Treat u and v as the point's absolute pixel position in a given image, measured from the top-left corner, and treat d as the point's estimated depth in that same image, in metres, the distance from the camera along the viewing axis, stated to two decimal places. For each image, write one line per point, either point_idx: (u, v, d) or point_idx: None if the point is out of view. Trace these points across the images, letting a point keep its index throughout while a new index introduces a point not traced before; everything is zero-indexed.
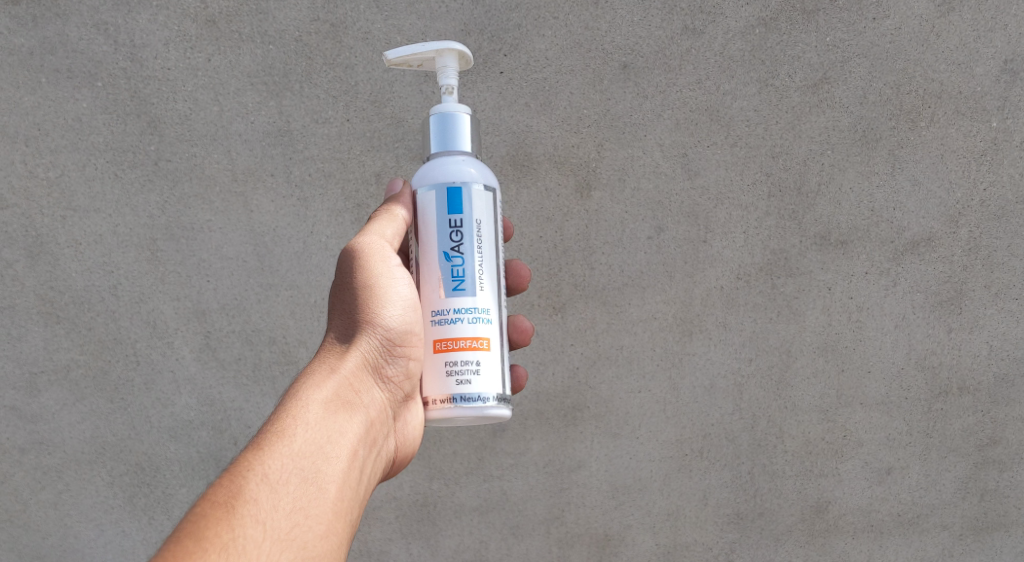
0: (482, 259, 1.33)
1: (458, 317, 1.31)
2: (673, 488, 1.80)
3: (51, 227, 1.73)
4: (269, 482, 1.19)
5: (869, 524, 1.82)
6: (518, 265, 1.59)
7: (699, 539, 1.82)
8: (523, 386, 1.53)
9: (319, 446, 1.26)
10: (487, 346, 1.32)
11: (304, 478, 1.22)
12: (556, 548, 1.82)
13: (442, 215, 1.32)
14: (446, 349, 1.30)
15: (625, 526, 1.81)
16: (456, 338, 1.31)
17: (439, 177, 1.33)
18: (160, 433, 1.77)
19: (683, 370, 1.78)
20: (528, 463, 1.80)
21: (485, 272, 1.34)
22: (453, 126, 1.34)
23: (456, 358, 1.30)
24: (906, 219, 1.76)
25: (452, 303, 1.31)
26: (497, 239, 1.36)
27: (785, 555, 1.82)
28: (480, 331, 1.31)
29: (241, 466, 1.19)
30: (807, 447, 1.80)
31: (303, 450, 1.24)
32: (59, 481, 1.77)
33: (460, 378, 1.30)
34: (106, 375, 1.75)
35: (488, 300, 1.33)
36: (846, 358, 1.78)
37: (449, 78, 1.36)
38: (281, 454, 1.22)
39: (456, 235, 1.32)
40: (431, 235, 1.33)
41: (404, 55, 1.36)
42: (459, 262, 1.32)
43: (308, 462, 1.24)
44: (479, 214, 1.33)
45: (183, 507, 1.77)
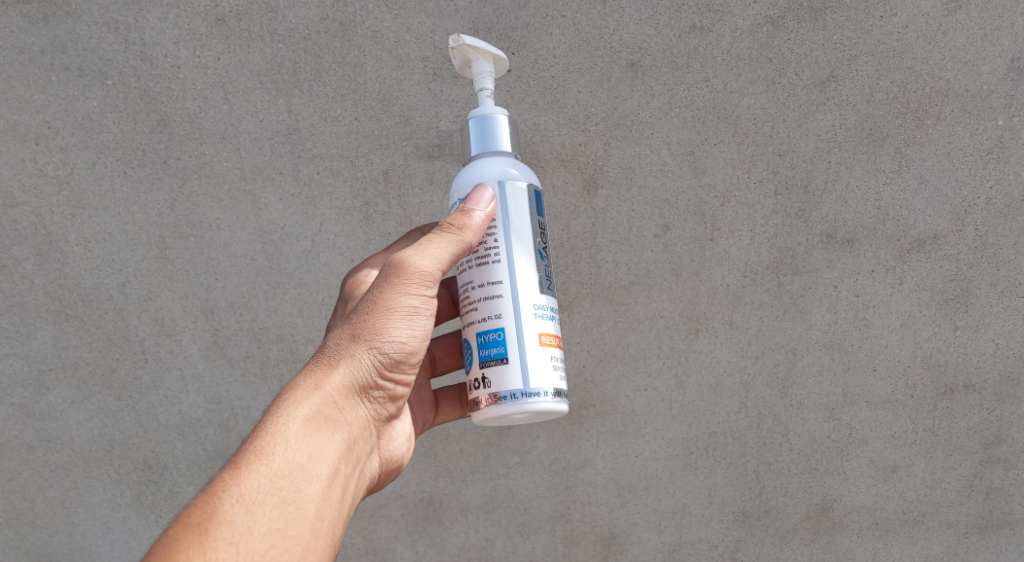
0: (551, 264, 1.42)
1: (552, 313, 1.36)
2: (678, 486, 1.81)
3: (61, 225, 1.74)
4: (245, 503, 1.23)
5: (874, 522, 1.82)
6: None
7: (704, 537, 1.82)
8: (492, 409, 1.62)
9: (299, 465, 1.28)
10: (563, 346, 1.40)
11: (281, 498, 1.26)
12: (562, 546, 1.82)
13: (531, 218, 1.37)
14: (549, 342, 1.35)
15: (631, 524, 1.82)
16: (551, 334, 1.36)
17: (521, 178, 1.37)
18: (167, 431, 1.77)
19: (690, 368, 1.78)
20: (534, 461, 1.80)
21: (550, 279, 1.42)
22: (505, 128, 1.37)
23: (552, 352, 1.35)
24: (912, 217, 1.76)
25: (548, 299, 1.36)
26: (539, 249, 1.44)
27: (790, 553, 1.82)
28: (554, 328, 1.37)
29: (216, 487, 1.23)
30: (813, 446, 1.80)
31: (283, 470, 1.27)
32: (67, 479, 1.78)
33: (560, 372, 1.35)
34: (114, 372, 1.76)
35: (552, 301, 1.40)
36: (852, 356, 1.79)
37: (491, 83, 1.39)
38: (259, 474, 1.25)
39: (543, 236, 1.38)
40: (528, 232, 1.36)
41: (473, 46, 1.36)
42: (549, 262, 1.38)
43: (287, 482, 1.27)
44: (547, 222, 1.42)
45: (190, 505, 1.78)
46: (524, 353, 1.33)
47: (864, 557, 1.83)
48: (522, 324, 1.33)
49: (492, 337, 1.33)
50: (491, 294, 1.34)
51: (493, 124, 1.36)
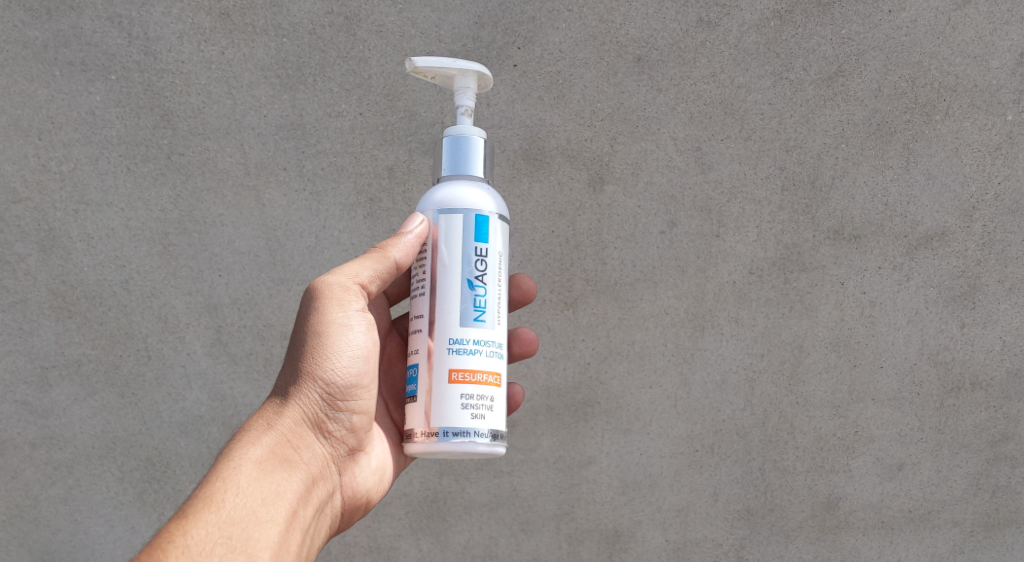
0: (501, 293, 1.33)
1: (472, 349, 1.29)
2: (683, 484, 1.80)
3: (64, 221, 1.73)
4: (192, 554, 1.21)
5: (880, 520, 1.80)
6: (523, 278, 1.58)
7: (709, 536, 1.80)
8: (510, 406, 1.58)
9: (250, 511, 1.27)
10: (498, 382, 1.31)
11: (231, 547, 1.24)
12: (566, 545, 1.80)
13: (470, 242, 1.31)
14: (460, 380, 1.28)
15: (635, 523, 1.80)
16: (473, 371, 1.29)
17: (461, 204, 1.31)
18: (171, 429, 1.76)
19: (695, 365, 1.78)
20: (538, 459, 1.80)
21: (501, 307, 1.33)
22: (466, 150, 1.33)
23: (472, 391, 1.28)
24: (920, 213, 1.75)
25: (469, 333, 1.29)
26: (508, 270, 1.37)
27: (796, 552, 1.81)
28: (494, 365, 1.31)
29: (160, 539, 1.21)
30: (818, 443, 1.79)
31: (232, 517, 1.25)
32: (70, 477, 1.77)
33: (474, 413, 1.28)
34: (118, 370, 1.75)
35: (502, 334, 1.33)
36: (858, 353, 1.78)
37: (467, 99, 1.35)
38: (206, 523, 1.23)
39: (481, 263, 1.31)
40: (454, 261, 1.31)
41: (430, 66, 1.33)
42: (481, 292, 1.31)
43: (237, 529, 1.25)
44: (500, 246, 1.33)
45: None
46: (439, 393, 1.28)
47: (870, 556, 1.80)
48: (440, 359, 1.29)
49: (411, 373, 1.32)
50: (417, 328, 1.33)
51: (472, 147, 1.33)
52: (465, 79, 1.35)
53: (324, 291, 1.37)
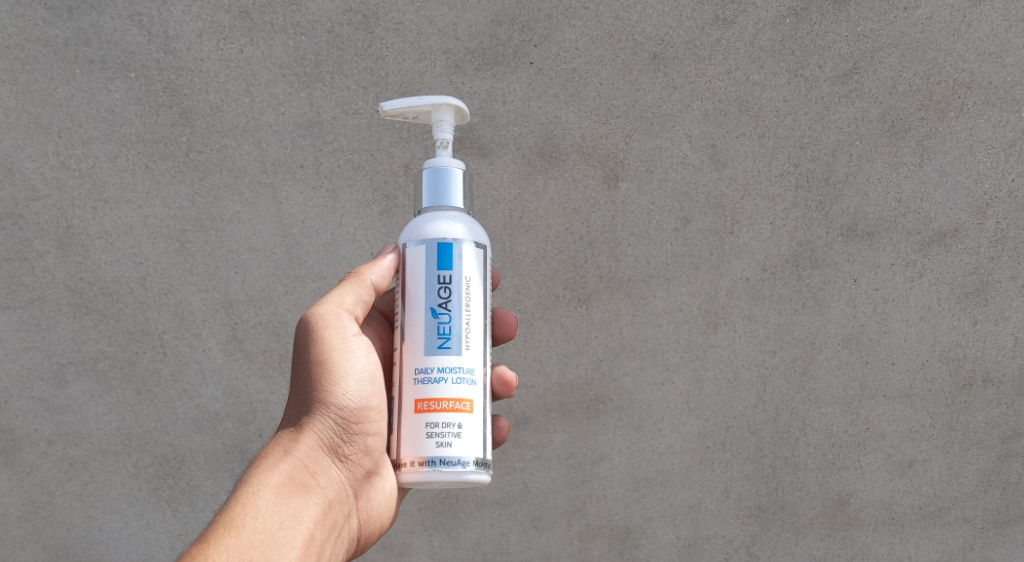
0: (470, 317, 1.34)
1: (441, 376, 1.31)
2: (694, 480, 1.80)
3: (82, 218, 1.74)
4: None
5: (890, 516, 1.81)
6: (506, 313, 1.57)
7: (720, 532, 1.81)
8: (505, 437, 1.55)
9: (268, 536, 1.29)
10: (470, 409, 1.31)
11: None
12: (577, 541, 1.81)
13: (432, 271, 1.33)
14: (428, 409, 1.30)
15: (646, 519, 1.81)
16: (437, 399, 1.30)
17: (429, 234, 1.34)
18: (186, 425, 1.77)
19: (707, 361, 1.78)
20: (551, 455, 1.80)
21: (467, 332, 1.33)
22: (446, 181, 1.36)
23: (437, 419, 1.30)
24: (933, 210, 1.76)
25: (436, 361, 1.31)
26: (485, 294, 1.37)
27: (806, 548, 1.81)
28: (463, 392, 1.31)
29: None
30: (830, 440, 1.80)
31: (252, 541, 1.27)
32: (86, 473, 1.77)
33: (441, 441, 1.29)
34: (134, 366, 1.76)
35: (474, 359, 1.33)
36: (870, 350, 1.79)
37: (445, 132, 1.39)
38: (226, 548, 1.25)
39: (445, 291, 1.33)
40: (419, 291, 1.34)
41: (402, 107, 1.38)
42: (446, 319, 1.32)
43: (257, 553, 1.27)
44: (469, 272, 1.34)
45: (208, 498, 1.77)
46: (412, 424, 1.31)
47: (880, 552, 1.81)
48: (411, 390, 1.32)
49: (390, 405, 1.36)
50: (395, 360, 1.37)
51: (452, 178, 1.36)
52: (442, 113, 1.39)
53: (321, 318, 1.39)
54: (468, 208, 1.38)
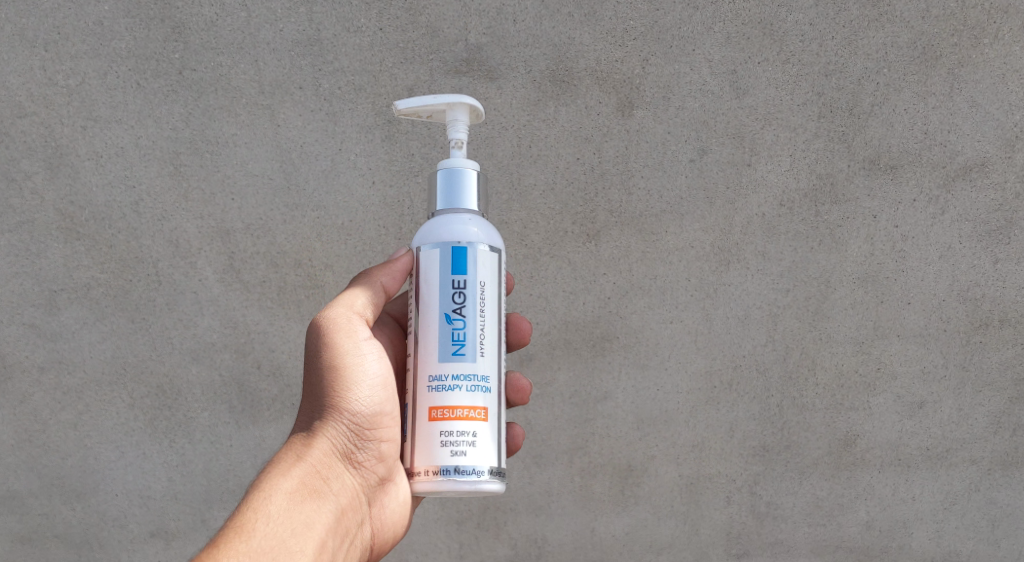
0: (484, 323, 1.35)
1: (455, 384, 1.32)
2: (699, 419, 1.77)
3: (71, 138, 1.67)
4: None
5: (897, 457, 1.78)
6: (519, 320, 1.55)
7: (722, 470, 1.78)
8: (519, 443, 1.58)
9: (280, 542, 1.31)
10: (484, 417, 1.32)
11: None
12: (578, 478, 1.78)
13: (446, 275, 1.34)
14: (442, 417, 1.31)
15: (649, 457, 1.78)
16: (453, 407, 1.31)
17: (445, 236, 1.35)
18: (182, 355, 1.73)
19: (718, 300, 1.74)
20: (554, 393, 1.76)
21: (481, 339, 1.34)
22: (459, 183, 1.37)
23: (451, 427, 1.31)
24: (961, 143, 1.69)
25: (450, 368, 1.32)
26: (499, 300, 1.38)
27: (810, 488, 1.79)
28: (477, 400, 1.32)
29: None
30: (839, 380, 1.76)
31: (263, 547, 1.29)
32: (80, 401, 1.73)
33: (455, 450, 1.30)
34: (128, 294, 1.71)
35: (487, 366, 1.34)
36: (886, 289, 1.74)
37: (459, 132, 1.38)
38: (238, 552, 1.27)
39: (459, 295, 1.34)
40: (434, 295, 1.35)
41: (415, 106, 1.38)
42: (460, 325, 1.33)
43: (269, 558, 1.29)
44: (483, 276, 1.35)
45: (206, 429, 1.74)
46: (426, 433, 1.32)
47: (885, 492, 1.79)
48: (425, 398, 1.32)
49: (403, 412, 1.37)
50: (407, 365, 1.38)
51: (465, 180, 1.36)
52: (456, 112, 1.38)
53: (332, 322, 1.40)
54: (481, 210, 1.39)
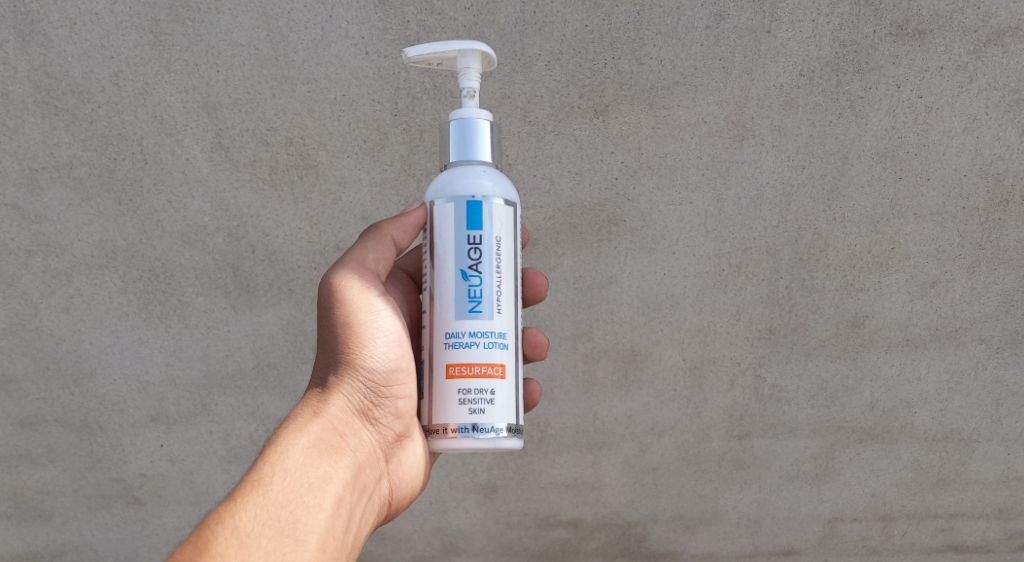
0: (498, 279, 1.48)
1: (473, 342, 1.45)
2: (706, 304, 1.98)
3: (45, 6, 1.80)
4: (238, 536, 1.39)
5: (905, 338, 2.00)
6: (535, 275, 1.76)
7: (727, 355, 2.00)
8: (535, 399, 1.76)
9: (299, 492, 1.48)
10: (501, 375, 1.46)
11: (277, 530, 1.43)
12: (582, 362, 2.01)
13: (462, 231, 1.47)
14: (461, 376, 1.44)
15: (653, 343, 2.00)
16: (469, 364, 1.44)
17: (460, 192, 1.47)
18: (172, 238, 1.91)
19: (728, 180, 1.91)
20: (559, 278, 1.96)
21: (496, 296, 1.47)
22: (472, 133, 1.49)
23: (470, 387, 1.44)
24: (994, 5, 1.82)
25: (468, 328, 1.45)
26: (513, 252, 1.51)
27: (814, 369, 2.02)
28: (494, 358, 1.45)
29: (211, 522, 1.40)
30: (851, 261, 1.95)
31: (279, 502, 1.45)
32: (70, 285, 1.93)
33: (474, 408, 1.44)
34: (112, 173, 1.87)
35: (503, 323, 1.47)
36: (907, 164, 1.90)
37: (470, 79, 1.50)
38: (257, 503, 1.44)
39: (475, 252, 1.47)
40: (451, 253, 1.47)
41: (426, 54, 1.50)
42: (476, 282, 1.46)
43: (285, 513, 1.45)
44: (497, 231, 1.48)
45: (217, 310, 1.95)
46: (446, 392, 1.45)
47: (890, 370, 2.02)
48: (444, 355, 1.46)
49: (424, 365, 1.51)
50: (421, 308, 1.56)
51: (479, 130, 1.48)
52: (469, 59, 1.50)
53: (340, 282, 1.55)
54: (494, 161, 1.51)
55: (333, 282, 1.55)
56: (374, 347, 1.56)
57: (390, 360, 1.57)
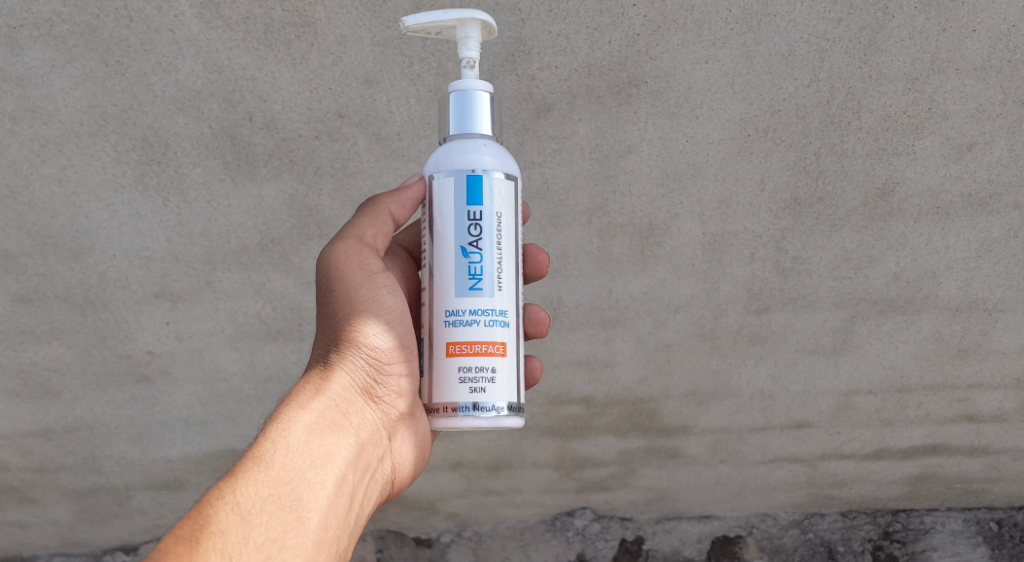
0: (495, 260, 2.04)
1: (474, 319, 2.01)
2: (733, 171, 2.41)
3: None
4: (240, 511, 1.85)
5: (937, 205, 2.44)
6: (537, 252, 2.30)
7: (751, 230, 2.49)
8: (536, 377, 2.40)
9: (299, 471, 1.94)
10: (501, 352, 2.02)
11: (277, 508, 1.88)
12: (598, 238, 2.52)
13: (464, 206, 2.02)
14: (461, 355, 2.01)
15: (672, 218, 2.48)
16: (468, 345, 2.00)
17: (460, 166, 2.02)
18: (165, 104, 2.27)
19: (760, 35, 2.24)
20: (572, 148, 2.38)
21: (491, 274, 2.02)
22: (472, 103, 2.02)
23: (470, 368, 2.00)
24: None
25: (469, 308, 2.01)
26: (509, 228, 2.06)
27: (840, 239, 2.50)
28: (495, 337, 2.02)
29: (216, 494, 1.86)
30: (886, 122, 2.33)
31: (281, 479, 1.91)
32: (62, 156, 2.32)
33: (476, 388, 1.99)
34: (96, 33, 2.20)
35: (502, 300, 2.04)
36: (952, 18, 2.20)
37: (468, 49, 2.01)
38: (260, 478, 1.90)
39: (474, 230, 2.02)
40: (455, 233, 2.03)
41: (421, 24, 1.98)
42: (476, 259, 2.02)
43: (286, 489, 1.91)
44: (497, 208, 2.04)
45: (217, 162, 2.35)
46: (452, 359, 2.01)
47: (920, 234, 2.48)
48: (447, 332, 2.01)
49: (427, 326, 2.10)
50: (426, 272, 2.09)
51: (477, 101, 2.02)
52: (469, 28, 2.01)
53: (336, 256, 2.10)
54: (493, 137, 2.06)
55: (331, 257, 2.10)
56: (372, 334, 2.09)
57: (390, 352, 2.09)
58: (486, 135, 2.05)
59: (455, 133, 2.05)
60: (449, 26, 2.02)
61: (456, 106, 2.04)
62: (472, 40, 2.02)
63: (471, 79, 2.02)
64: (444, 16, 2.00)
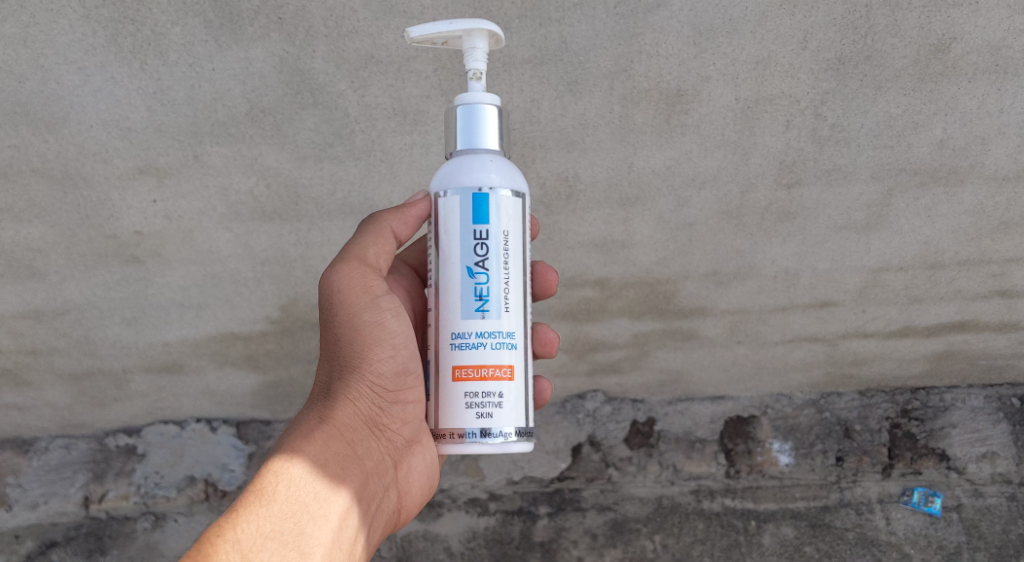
0: (501, 284, 2.15)
1: (481, 343, 2.13)
2: (773, 26, 2.23)
3: None
4: (243, 546, 2.01)
5: (994, 63, 2.27)
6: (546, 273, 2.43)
7: (788, 95, 2.33)
8: (546, 397, 2.54)
9: (303, 505, 2.10)
10: (507, 376, 2.14)
11: (280, 544, 2.05)
12: (621, 106, 2.34)
13: (471, 226, 2.14)
14: (467, 380, 2.13)
15: (704, 82, 2.30)
16: (476, 369, 2.13)
17: (465, 187, 2.13)
18: None
19: None
20: (595, 3, 2.20)
21: (497, 297, 2.14)
22: (475, 120, 2.14)
23: (476, 392, 2.12)
24: None
25: (475, 332, 2.13)
26: (511, 240, 2.16)
27: (885, 103, 2.34)
28: (501, 361, 2.14)
29: (222, 528, 2.02)
30: None
31: (286, 515, 2.08)
32: (25, 15, 2.14)
33: (483, 413, 2.12)
34: None
35: (510, 324, 2.15)
36: None
37: (475, 60, 2.10)
38: (265, 511, 2.07)
39: (479, 252, 2.14)
40: (461, 255, 2.15)
41: (429, 35, 2.05)
42: (483, 280, 2.14)
43: (291, 523, 2.08)
44: (504, 229, 2.15)
45: (201, 19, 2.16)
46: (457, 387, 2.13)
47: (974, 96, 2.33)
48: (453, 359, 2.14)
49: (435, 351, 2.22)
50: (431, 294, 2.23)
51: (483, 120, 2.14)
52: (478, 37, 2.08)
53: (339, 280, 2.25)
54: (499, 152, 2.17)
55: (333, 280, 2.25)
56: (377, 357, 2.27)
57: (394, 381, 2.28)
58: (491, 150, 2.16)
59: (462, 148, 2.16)
60: (454, 33, 2.08)
61: (462, 119, 2.14)
62: (478, 50, 2.10)
63: (479, 92, 2.13)
64: (450, 25, 2.06)
